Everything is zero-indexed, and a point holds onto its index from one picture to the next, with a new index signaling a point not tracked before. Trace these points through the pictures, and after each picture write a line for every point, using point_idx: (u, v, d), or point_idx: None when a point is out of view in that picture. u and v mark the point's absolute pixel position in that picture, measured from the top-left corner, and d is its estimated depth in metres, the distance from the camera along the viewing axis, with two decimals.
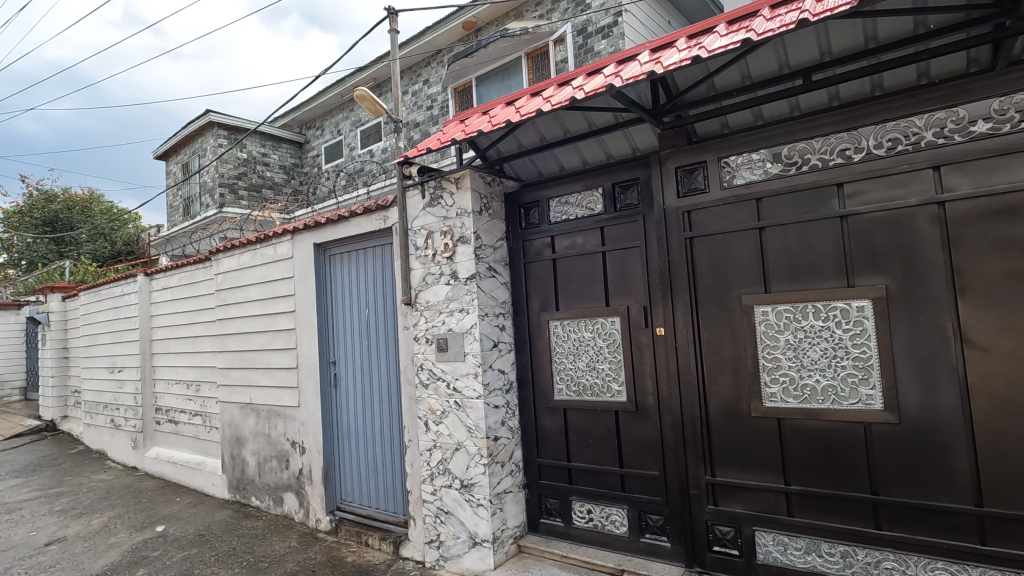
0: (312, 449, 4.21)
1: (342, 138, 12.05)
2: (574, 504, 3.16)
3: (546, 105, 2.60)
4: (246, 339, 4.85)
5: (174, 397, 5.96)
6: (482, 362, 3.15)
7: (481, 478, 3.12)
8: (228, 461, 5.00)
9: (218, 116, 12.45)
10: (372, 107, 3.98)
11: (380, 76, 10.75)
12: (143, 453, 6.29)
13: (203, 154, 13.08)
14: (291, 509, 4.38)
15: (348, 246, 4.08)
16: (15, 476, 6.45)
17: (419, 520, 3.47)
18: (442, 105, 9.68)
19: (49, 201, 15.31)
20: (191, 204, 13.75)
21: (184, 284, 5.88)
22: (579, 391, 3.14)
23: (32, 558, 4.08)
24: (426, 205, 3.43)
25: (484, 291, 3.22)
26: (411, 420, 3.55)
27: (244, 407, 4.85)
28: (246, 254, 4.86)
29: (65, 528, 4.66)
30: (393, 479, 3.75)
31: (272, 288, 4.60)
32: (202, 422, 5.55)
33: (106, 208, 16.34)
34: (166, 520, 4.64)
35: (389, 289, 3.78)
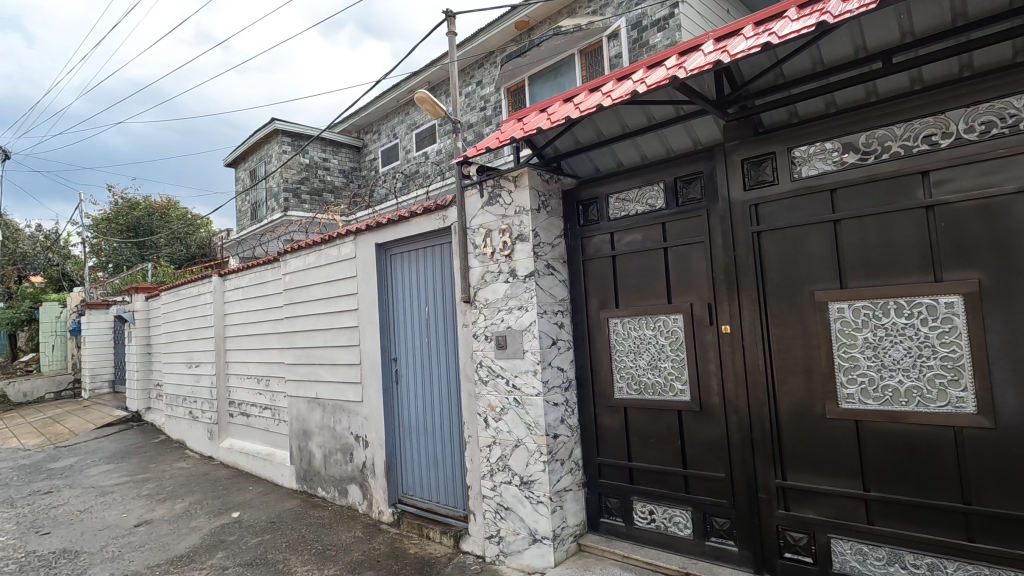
0: (375, 443, 4.34)
1: (398, 142, 12.38)
2: (635, 504, 3.11)
3: (606, 100, 2.57)
4: (312, 336, 5.06)
5: (246, 391, 6.29)
6: (541, 360, 3.16)
7: (542, 475, 3.12)
8: (296, 453, 5.23)
9: (283, 124, 13.05)
10: (433, 109, 4.04)
11: (434, 79, 10.96)
12: (218, 443, 6.69)
13: (268, 161, 13.75)
14: (355, 500, 4.54)
15: (408, 245, 4.18)
16: (107, 462, 7.01)
17: (480, 516, 3.51)
18: (495, 105, 9.80)
19: (132, 208, 16.54)
20: (258, 208, 14.49)
21: (254, 284, 6.19)
22: (640, 390, 3.09)
23: (123, 538, 4.41)
24: (484, 204, 3.46)
25: (543, 289, 3.23)
26: (471, 416, 3.60)
27: (310, 402, 5.06)
28: (312, 255, 5.06)
29: (152, 511, 5.01)
30: (454, 475, 3.81)
31: (336, 287, 4.78)
32: (272, 416, 5.83)
33: (182, 214, 17.46)
34: (240, 507, 4.91)
35: (449, 288, 3.86)
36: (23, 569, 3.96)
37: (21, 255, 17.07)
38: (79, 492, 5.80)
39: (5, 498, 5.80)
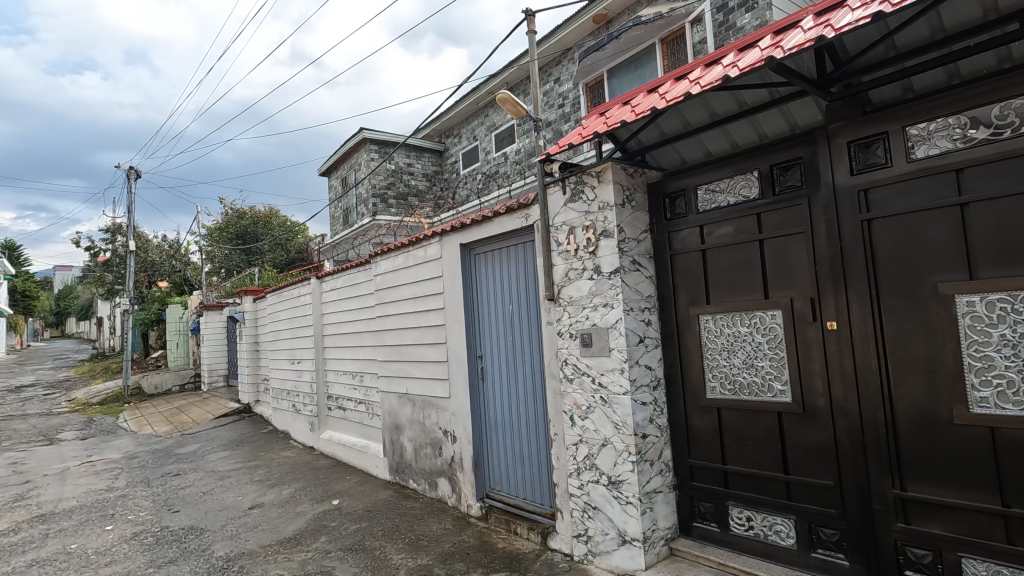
0: (463, 438, 4.45)
1: (478, 144, 12.63)
2: (731, 510, 2.96)
3: (695, 87, 2.46)
4: (402, 334, 5.28)
5: (342, 386, 6.68)
6: (628, 358, 3.09)
7: (630, 476, 3.06)
8: (388, 446, 5.48)
9: (371, 133, 13.74)
10: (514, 109, 4.07)
11: (512, 80, 11.08)
12: (318, 435, 7.16)
13: (357, 168, 14.53)
14: (444, 493, 4.68)
15: (491, 245, 4.25)
16: (225, 449, 7.72)
17: (567, 514, 3.50)
18: (573, 102, 9.77)
19: (240, 218, 18.10)
20: (350, 214, 15.36)
21: (348, 285, 6.55)
22: (735, 390, 2.94)
23: (240, 519, 4.84)
24: (567, 201, 3.45)
25: (628, 285, 3.16)
26: (557, 414, 3.60)
27: (401, 397, 5.28)
28: (400, 257, 5.27)
29: (263, 496, 5.46)
30: (540, 473, 3.83)
31: (424, 287, 4.95)
32: (366, 410, 6.15)
33: (282, 222, 18.86)
34: (339, 495, 5.22)
35: (532, 286, 3.87)
36: (159, 541, 4.45)
37: (151, 262, 19.20)
38: (202, 476, 6.43)
39: (143, 479, 6.55)
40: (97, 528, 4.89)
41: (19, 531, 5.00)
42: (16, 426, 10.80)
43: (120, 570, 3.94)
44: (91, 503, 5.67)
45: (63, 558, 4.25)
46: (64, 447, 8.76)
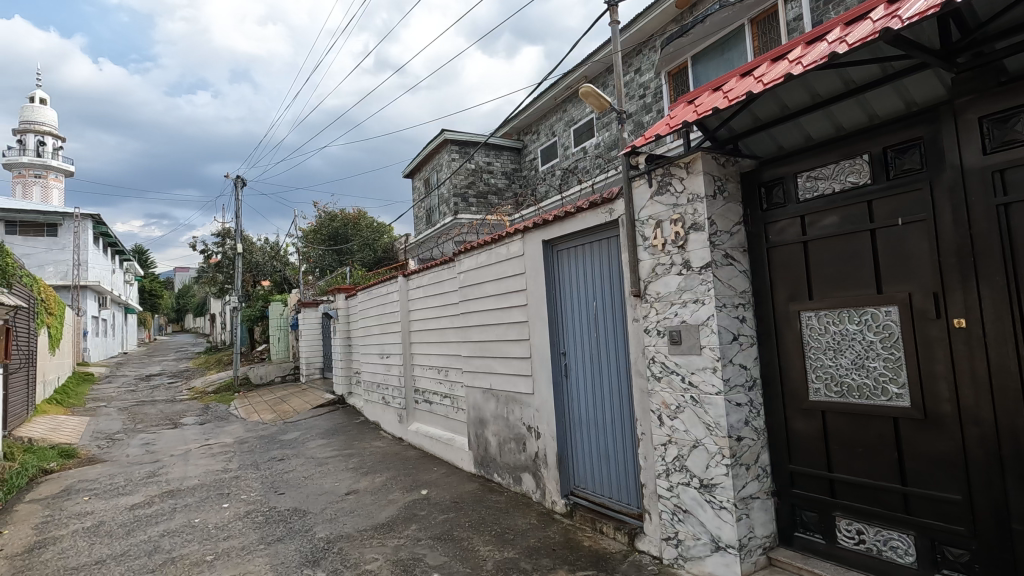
0: (547, 434, 4.47)
1: (557, 139, 12.60)
2: (839, 521, 2.75)
3: (796, 67, 2.30)
4: (485, 330, 5.37)
5: (428, 380, 6.92)
6: (721, 357, 2.95)
7: (724, 479, 2.92)
8: (473, 440, 5.61)
9: (452, 134, 14.09)
10: (597, 102, 4.01)
11: (591, 73, 10.96)
12: (406, 426, 7.46)
13: (439, 169, 14.96)
14: (529, 489, 4.72)
15: (575, 241, 4.22)
16: (322, 437, 8.24)
17: (655, 515, 3.41)
18: (655, 92, 9.51)
19: (331, 220, 19.23)
20: (432, 213, 15.86)
21: (433, 282, 6.77)
22: (842, 392, 2.73)
23: (338, 503, 5.15)
24: (653, 194, 3.35)
25: (721, 280, 3.02)
26: (644, 413, 3.51)
27: (485, 392, 5.39)
28: (483, 254, 5.36)
29: (358, 482, 5.77)
30: (627, 472, 3.76)
31: (507, 285, 5.01)
32: (451, 404, 6.32)
33: (370, 223, 19.81)
34: (427, 486, 5.41)
35: (617, 282, 3.81)
36: (268, 520, 4.83)
37: (255, 263, 20.88)
38: (303, 461, 6.91)
39: (252, 462, 7.15)
40: (215, 505, 5.39)
41: (152, 504, 5.62)
42: (148, 411, 12.15)
43: (236, 544, 4.32)
44: (209, 482, 6.27)
45: (188, 531, 4.73)
46: (186, 431, 9.74)
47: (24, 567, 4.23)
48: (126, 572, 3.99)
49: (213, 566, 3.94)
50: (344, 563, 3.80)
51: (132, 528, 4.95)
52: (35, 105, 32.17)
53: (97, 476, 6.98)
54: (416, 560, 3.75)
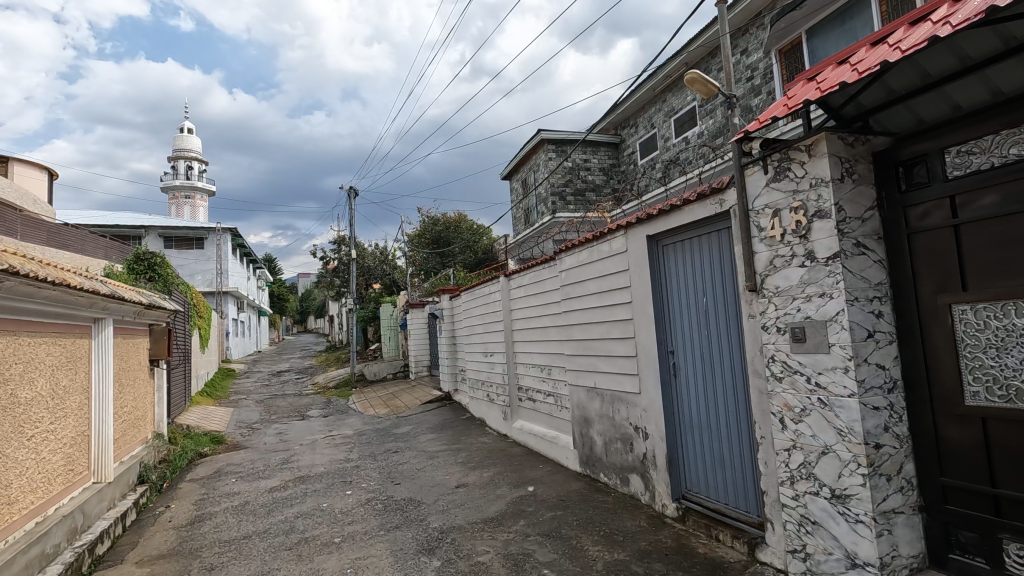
0: (656, 435, 4.33)
1: (656, 131, 12.22)
2: (1005, 545, 2.39)
3: (943, 28, 2.03)
4: (588, 329, 5.33)
5: (532, 378, 6.99)
6: (854, 356, 2.68)
7: (860, 490, 2.66)
8: (578, 439, 5.58)
9: (549, 134, 14.14)
10: (704, 88, 3.83)
11: (693, 59, 10.52)
12: (511, 423, 7.58)
13: (536, 169, 15.08)
14: (637, 490, 4.61)
15: (682, 234, 4.06)
16: (432, 432, 8.62)
17: (779, 525, 3.18)
18: (764, 73, 8.98)
19: (434, 224, 20.12)
20: (531, 213, 16.04)
21: (534, 282, 6.83)
22: (1007, 396, 2.37)
23: (449, 496, 5.36)
24: (769, 181, 3.13)
25: (851, 271, 2.74)
26: (763, 416, 3.30)
27: (590, 391, 5.33)
28: (584, 252, 5.32)
29: (467, 476, 5.97)
30: (745, 478, 3.55)
31: (610, 282, 4.93)
32: (555, 402, 6.34)
33: (470, 225, 20.48)
34: (534, 482, 5.47)
35: (730, 276, 3.61)
36: (387, 508, 5.16)
37: (367, 267, 22.36)
38: (415, 454, 7.27)
39: (370, 453, 7.66)
40: (340, 492, 5.85)
41: (287, 488, 6.21)
42: (280, 403, 13.45)
43: (359, 529, 4.66)
44: (334, 470, 6.81)
45: (318, 514, 5.17)
46: (312, 423, 10.64)
47: (188, 538, 4.87)
48: (268, 547, 4.45)
49: (341, 548, 4.27)
50: (457, 553, 3.95)
51: (272, 508, 5.51)
52: (184, 134, 36.78)
53: (241, 460, 7.85)
54: (526, 555, 3.79)
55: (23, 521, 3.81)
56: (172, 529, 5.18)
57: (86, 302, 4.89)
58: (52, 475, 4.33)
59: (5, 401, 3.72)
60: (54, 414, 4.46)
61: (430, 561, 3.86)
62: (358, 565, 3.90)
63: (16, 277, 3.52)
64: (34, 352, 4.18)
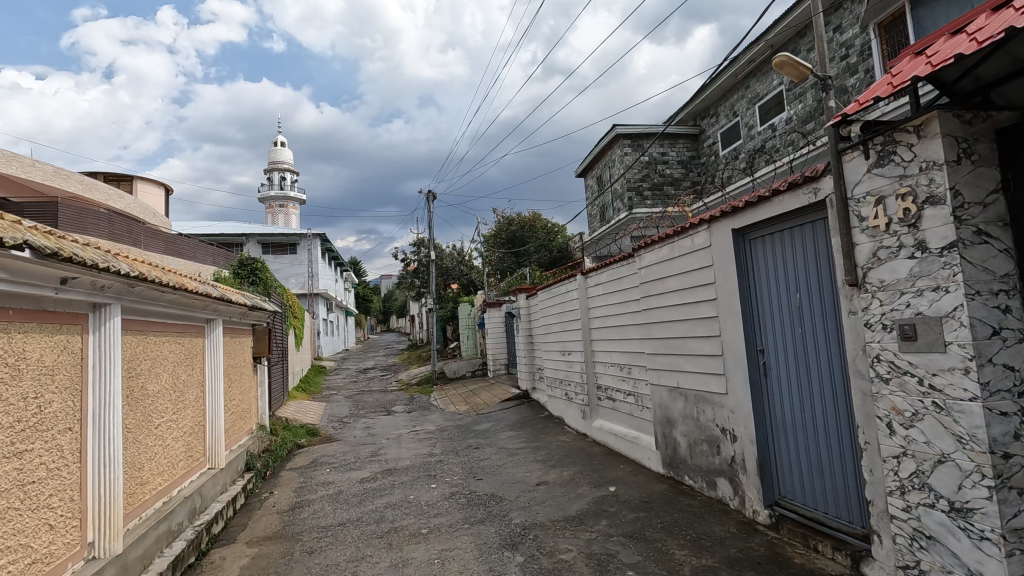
0: (745, 438, 4.14)
1: (739, 119, 11.67)
2: None
3: None
4: (670, 327, 5.19)
5: (611, 377, 6.90)
6: (976, 355, 2.43)
7: (985, 504, 2.40)
8: (661, 440, 5.44)
9: (625, 129, 13.87)
10: (795, 72, 3.61)
11: (778, 41, 9.97)
12: (591, 422, 7.51)
13: (611, 165, 14.85)
14: (725, 495, 4.43)
15: (771, 227, 3.85)
16: (511, 429, 8.73)
17: (887, 539, 2.94)
18: (861, 49, 8.36)
19: (509, 224, 20.38)
20: (606, 210, 15.84)
21: (612, 279, 6.74)
22: None
23: (530, 493, 5.41)
24: (871, 167, 2.90)
25: (971, 262, 2.48)
26: (867, 420, 3.06)
27: (672, 390, 5.19)
28: (665, 248, 5.18)
29: (547, 474, 5.99)
30: (847, 486, 3.32)
31: (692, 278, 4.77)
32: (636, 401, 6.22)
33: (545, 224, 20.55)
34: (615, 483, 5.40)
35: (827, 270, 3.38)
36: (470, 502, 5.29)
37: (445, 268, 23.04)
38: (496, 451, 7.40)
39: (452, 448, 7.88)
40: (426, 485, 6.08)
41: (377, 479, 6.54)
42: (367, 399, 14.16)
43: (445, 521, 4.82)
44: (419, 464, 7.08)
45: (406, 505, 5.40)
46: (397, 418, 11.10)
47: (290, 523, 5.26)
48: (361, 535, 4.71)
49: (428, 538, 4.45)
50: (540, 550, 3.98)
51: (363, 498, 5.81)
52: (278, 147, 39.65)
53: (334, 452, 8.35)
54: (609, 556, 3.76)
55: (153, 500, 4.28)
56: (276, 513, 5.61)
57: (200, 304, 5.40)
58: (176, 460, 4.84)
59: (137, 393, 4.20)
60: (177, 405, 4.97)
61: (513, 556, 3.91)
62: (445, 556, 4.03)
63: (145, 282, 3.94)
64: (159, 349, 4.67)
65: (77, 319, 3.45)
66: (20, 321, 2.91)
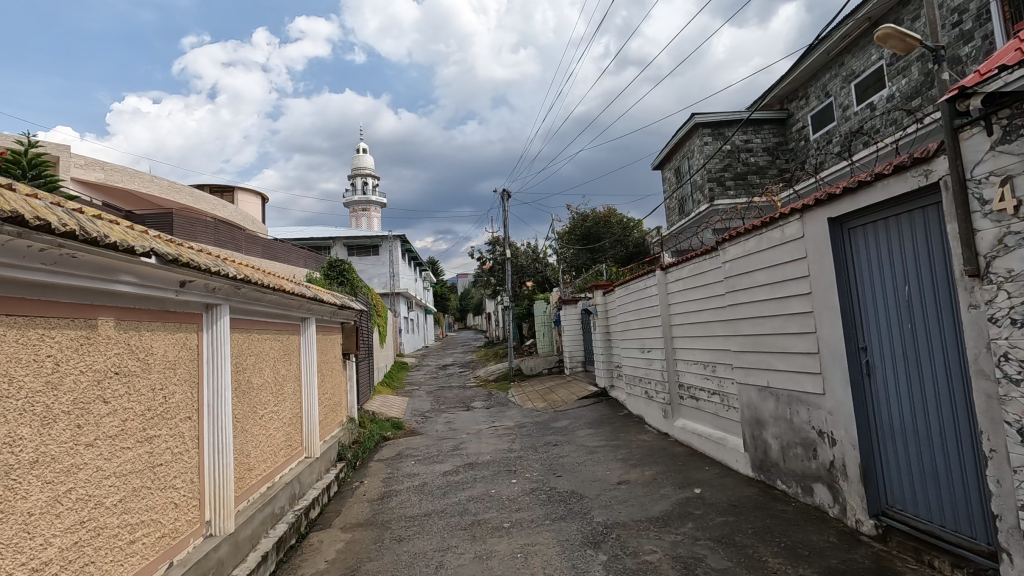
0: (846, 441, 3.86)
1: (832, 100, 10.88)
2: None
3: None
4: (758, 323, 4.93)
5: (694, 375, 6.67)
6: None
7: None
8: (749, 441, 5.19)
9: (704, 117, 13.33)
10: (901, 44, 3.32)
11: (877, 13, 9.20)
12: (672, 422, 7.31)
13: (690, 156, 14.33)
14: (823, 502, 4.15)
15: (874, 215, 3.56)
16: (590, 427, 8.66)
17: (1019, 558, 2.63)
18: (976, 14, 7.54)
19: (584, 220, 20.22)
20: (685, 203, 15.31)
21: (694, 274, 6.50)
22: None
23: (612, 491, 5.35)
24: (995, 144, 2.60)
25: None
26: (993, 424, 2.76)
27: (762, 390, 4.94)
28: (751, 240, 4.92)
29: (629, 474, 5.89)
30: (968, 497, 3.01)
31: (783, 271, 4.51)
32: (721, 401, 5.98)
33: (620, 219, 20.20)
34: (701, 485, 5.22)
35: (942, 261, 3.08)
36: (551, 499, 5.31)
37: (521, 266, 23.24)
38: (575, 448, 7.37)
39: (531, 445, 7.94)
40: (506, 479, 6.17)
41: (459, 472, 6.71)
42: (448, 394, 14.57)
43: (526, 516, 4.87)
44: (499, 459, 7.20)
45: (488, 499, 5.51)
46: (477, 413, 11.34)
47: (379, 511, 5.53)
48: (446, 526, 4.86)
49: (510, 532, 4.52)
50: (623, 550, 3.93)
51: (446, 490, 6.00)
52: (360, 154, 41.72)
53: (418, 445, 8.66)
54: (697, 559, 3.64)
55: (259, 485, 4.65)
56: (367, 501, 5.91)
57: (296, 304, 5.79)
58: (277, 448, 5.22)
59: (244, 386, 4.58)
60: (277, 398, 5.37)
61: (596, 555, 3.88)
62: (528, 551, 4.08)
63: (249, 284, 4.26)
64: (261, 346, 5.06)
65: (193, 319, 3.81)
66: (148, 320, 3.26)
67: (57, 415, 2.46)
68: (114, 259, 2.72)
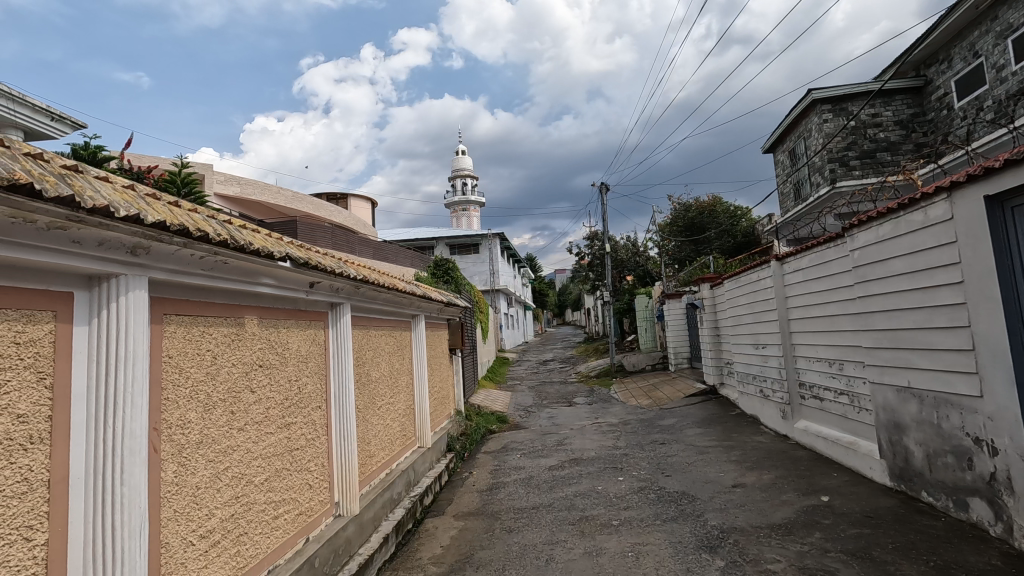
0: (1011, 450, 3.38)
1: (982, 61, 9.53)
2: None
3: None
4: (896, 317, 4.44)
5: (817, 374, 6.16)
6: None
7: None
8: (886, 447, 4.70)
9: (823, 92, 12.23)
10: None
11: None
12: (792, 423, 6.81)
13: (806, 135, 13.22)
14: (982, 518, 3.66)
15: None
16: (698, 427, 8.30)
17: None
18: None
19: (687, 211, 19.42)
20: (802, 186, 14.15)
21: (815, 264, 5.99)
22: None
23: (726, 494, 5.09)
24: None
25: None
26: None
27: (901, 391, 4.45)
28: (885, 225, 4.44)
29: (744, 477, 5.57)
30: None
31: (926, 259, 4.02)
32: (850, 402, 5.47)
33: (726, 207, 19.15)
34: (828, 492, 4.81)
35: None
36: (660, 499, 5.17)
37: (621, 260, 22.80)
38: (684, 448, 7.10)
39: (637, 442, 7.78)
40: (613, 477, 6.10)
41: (565, 467, 6.74)
42: (549, 390, 14.68)
43: (635, 515, 4.78)
44: (605, 456, 7.13)
45: (594, 495, 5.48)
46: (579, 409, 11.31)
47: (488, 502, 5.70)
48: (553, 520, 4.91)
49: (619, 530, 4.47)
50: (742, 556, 3.73)
51: (553, 484, 6.06)
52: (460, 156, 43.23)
53: (523, 439, 8.82)
54: (828, 573, 3.37)
55: (378, 471, 4.99)
56: (476, 492, 6.13)
57: (408, 302, 6.12)
58: (393, 437, 5.56)
59: (364, 378, 4.93)
60: (393, 390, 5.71)
61: (714, 560, 3.72)
62: (639, 551, 4.00)
63: (367, 284, 4.57)
64: (378, 341, 5.40)
65: (320, 317, 4.16)
66: (284, 319, 3.61)
67: (215, 402, 2.81)
68: (257, 264, 3.03)
